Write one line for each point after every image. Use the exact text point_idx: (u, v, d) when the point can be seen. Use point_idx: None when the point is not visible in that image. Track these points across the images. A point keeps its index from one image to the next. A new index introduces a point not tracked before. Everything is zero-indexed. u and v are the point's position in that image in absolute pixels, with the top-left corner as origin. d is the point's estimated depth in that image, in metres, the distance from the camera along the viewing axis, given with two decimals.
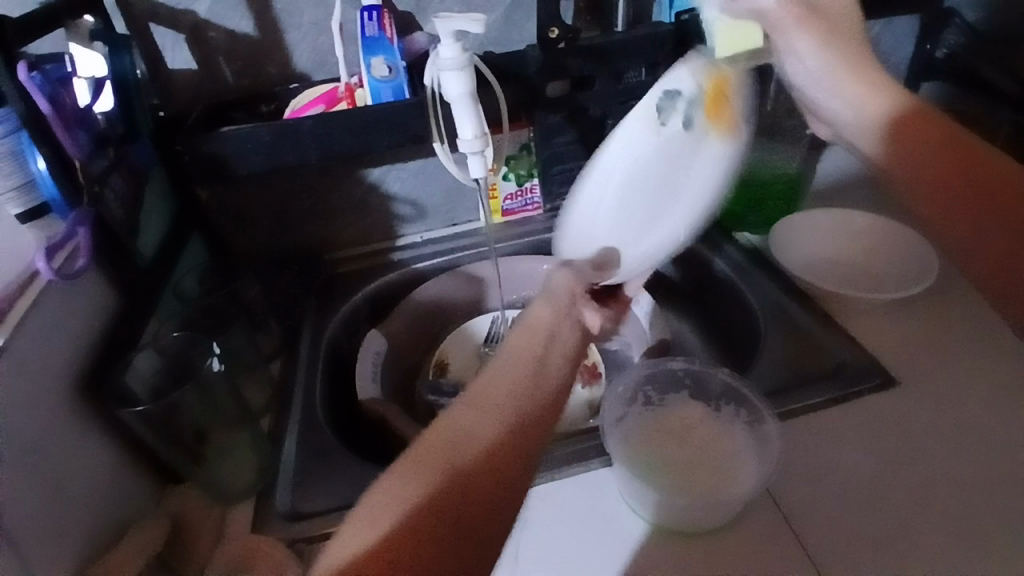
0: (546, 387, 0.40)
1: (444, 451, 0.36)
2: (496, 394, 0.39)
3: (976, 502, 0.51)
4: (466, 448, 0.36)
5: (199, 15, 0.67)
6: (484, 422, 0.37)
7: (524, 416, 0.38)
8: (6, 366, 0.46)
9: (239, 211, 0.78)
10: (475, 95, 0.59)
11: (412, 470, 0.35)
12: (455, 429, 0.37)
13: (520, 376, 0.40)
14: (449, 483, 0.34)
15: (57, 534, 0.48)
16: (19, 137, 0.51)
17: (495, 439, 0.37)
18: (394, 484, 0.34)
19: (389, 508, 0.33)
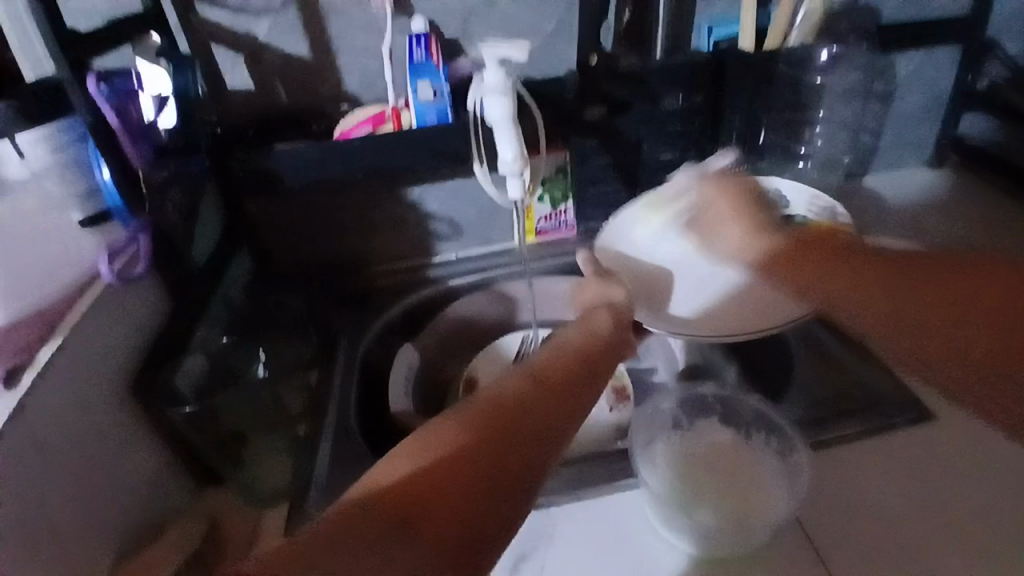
0: (590, 374, 0.47)
1: (493, 406, 0.41)
2: (545, 371, 0.45)
3: (1016, 543, 0.50)
4: (513, 405, 0.41)
5: (257, 38, 0.70)
6: (532, 389, 0.43)
7: (568, 391, 0.44)
8: (66, 361, 0.49)
9: (284, 225, 0.81)
10: (518, 119, 0.61)
11: (469, 418, 0.40)
12: (504, 390, 0.42)
13: (569, 362, 0.47)
14: (495, 433, 0.39)
15: (103, 525, 0.50)
16: (87, 147, 0.55)
17: (541, 404, 0.42)
18: (452, 425, 0.40)
19: (445, 441, 0.39)
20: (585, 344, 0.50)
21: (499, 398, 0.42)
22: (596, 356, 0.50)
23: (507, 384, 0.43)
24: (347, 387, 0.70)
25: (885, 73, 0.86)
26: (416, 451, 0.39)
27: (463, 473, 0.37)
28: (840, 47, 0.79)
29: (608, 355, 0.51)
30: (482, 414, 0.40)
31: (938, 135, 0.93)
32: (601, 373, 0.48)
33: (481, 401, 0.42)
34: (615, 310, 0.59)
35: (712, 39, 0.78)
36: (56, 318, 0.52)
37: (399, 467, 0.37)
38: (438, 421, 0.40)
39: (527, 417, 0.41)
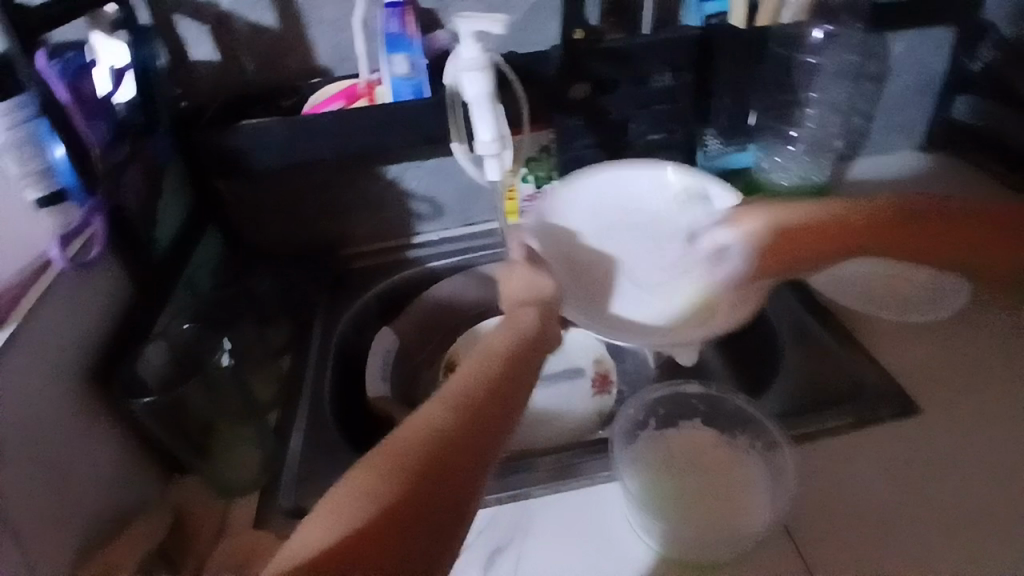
0: (490, 372, 0.46)
1: (411, 445, 0.38)
2: (473, 378, 0.45)
3: (993, 533, 0.49)
4: (432, 440, 0.38)
5: (222, 7, 0.66)
6: (442, 415, 0.40)
7: (467, 396, 0.42)
8: (15, 353, 0.46)
9: (256, 204, 0.78)
10: (496, 95, 0.58)
11: (371, 470, 0.37)
12: (417, 426, 0.39)
13: (472, 372, 0.45)
14: (419, 475, 0.37)
15: (59, 521, 0.48)
16: (37, 122, 0.49)
17: (459, 432, 0.39)
18: (351, 484, 0.37)
19: (349, 510, 0.35)
20: (511, 351, 0.49)
21: (411, 436, 0.39)
22: (517, 363, 0.48)
23: (417, 417, 0.40)
24: (321, 370, 0.69)
25: (877, 54, 0.83)
26: (316, 529, 0.35)
27: (390, 529, 0.34)
28: (833, 26, 0.77)
29: (530, 361, 0.50)
30: (384, 458, 0.37)
31: (928, 117, 0.91)
32: (517, 385, 0.46)
33: (393, 446, 0.38)
34: (546, 307, 0.58)
35: (702, 14, 0.74)
36: (7, 307, 0.48)
37: (317, 532, 0.35)
38: (347, 478, 0.37)
39: (445, 450, 0.38)
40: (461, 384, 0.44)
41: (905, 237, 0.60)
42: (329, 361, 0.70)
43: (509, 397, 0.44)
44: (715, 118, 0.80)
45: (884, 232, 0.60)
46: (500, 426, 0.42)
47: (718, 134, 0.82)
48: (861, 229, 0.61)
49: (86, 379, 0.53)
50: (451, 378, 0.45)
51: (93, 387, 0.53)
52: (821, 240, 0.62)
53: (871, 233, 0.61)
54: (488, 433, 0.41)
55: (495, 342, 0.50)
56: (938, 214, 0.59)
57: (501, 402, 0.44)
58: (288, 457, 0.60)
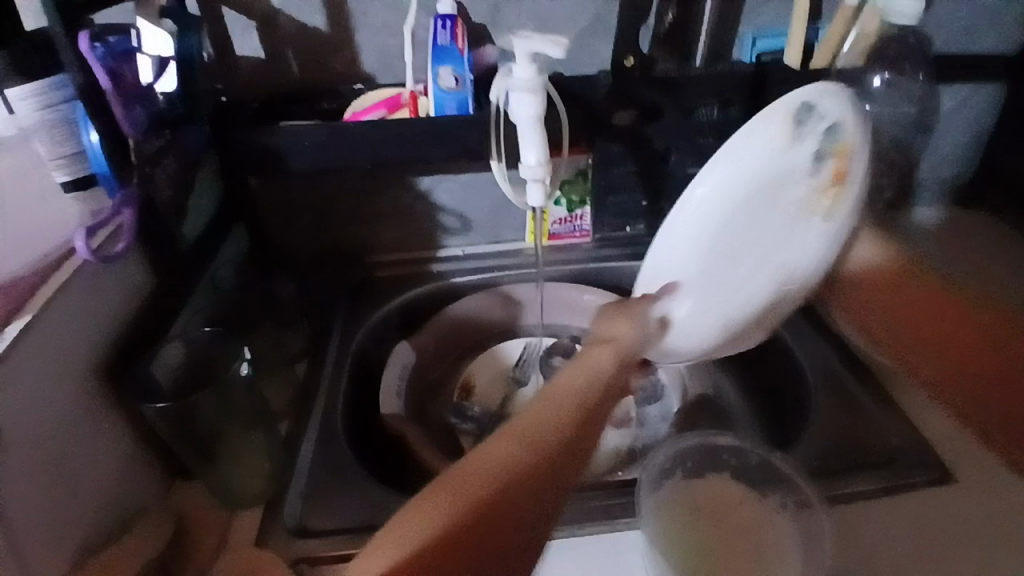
0: (570, 409, 0.39)
1: (472, 491, 0.35)
2: (538, 432, 0.37)
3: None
4: (491, 494, 0.35)
5: (273, 5, 0.65)
6: (517, 461, 0.36)
7: (547, 454, 0.37)
8: (32, 341, 0.45)
9: (287, 204, 0.77)
10: (543, 120, 0.56)
11: (431, 506, 0.35)
12: (487, 469, 0.36)
13: (551, 416, 0.39)
14: (470, 527, 0.34)
15: (59, 521, 0.46)
16: (74, 107, 0.50)
17: (526, 486, 0.35)
18: (411, 519, 0.35)
19: (395, 550, 0.34)
20: (582, 402, 0.40)
21: (482, 482, 0.35)
22: (598, 404, 0.41)
23: (493, 457, 0.36)
24: (337, 380, 0.67)
25: (929, 106, 0.81)
26: (363, 562, 0.34)
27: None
28: (892, 74, 0.76)
29: (611, 401, 0.42)
30: (450, 497, 0.35)
31: (975, 170, 0.88)
32: (597, 433, 0.40)
33: (462, 474, 0.36)
34: (618, 348, 0.47)
35: (755, 51, 0.74)
36: (24, 295, 0.47)
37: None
38: (412, 502, 0.36)
39: (506, 509, 0.35)
40: (545, 421, 0.38)
41: (905, 328, 0.64)
42: (346, 370, 0.69)
43: (583, 450, 0.38)
44: None
45: (915, 332, 0.63)
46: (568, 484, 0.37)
47: None
48: (912, 317, 0.64)
49: (98, 378, 0.51)
50: (527, 410, 0.39)
51: (106, 384, 0.52)
52: (914, 327, 0.64)
53: (917, 352, 0.63)
54: (555, 493, 0.36)
55: (568, 380, 0.42)
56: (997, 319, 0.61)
57: (569, 453, 0.38)
58: (296, 469, 0.58)
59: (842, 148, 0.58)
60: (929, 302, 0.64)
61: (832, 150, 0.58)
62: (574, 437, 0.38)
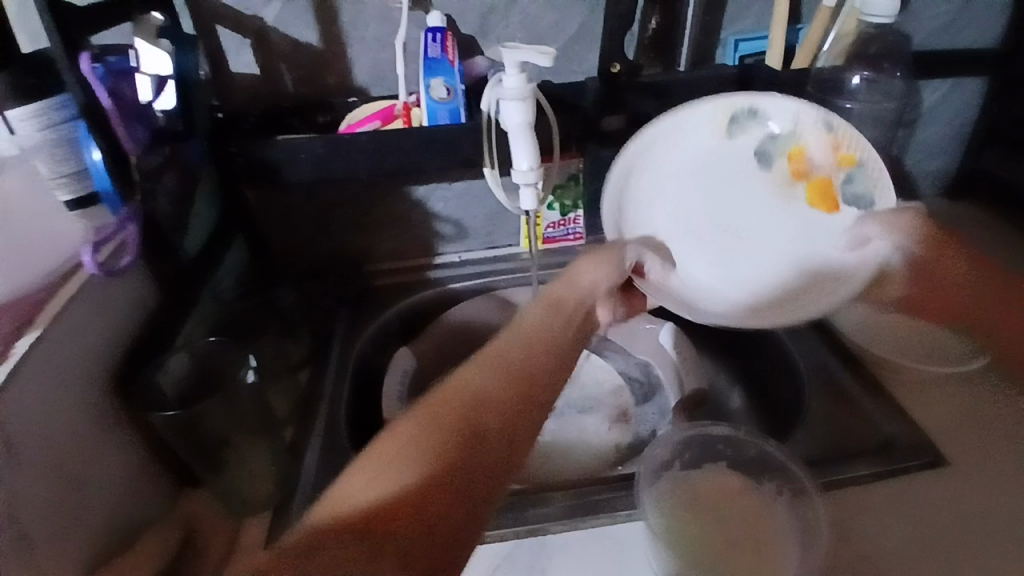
0: (532, 343, 0.46)
1: (457, 408, 0.40)
2: (504, 361, 0.44)
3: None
4: (475, 411, 0.40)
5: (266, 22, 0.67)
6: (494, 387, 0.42)
7: (517, 375, 0.43)
8: (41, 353, 0.47)
9: (285, 216, 0.78)
10: (532, 127, 0.58)
11: (423, 425, 0.39)
12: (467, 391, 0.41)
13: (519, 350, 0.45)
14: (461, 443, 0.38)
15: (70, 530, 0.47)
16: (75, 125, 0.51)
17: (505, 403, 0.41)
18: (404, 438, 0.38)
19: (395, 464, 0.37)
20: (547, 335, 0.47)
21: (464, 401, 0.40)
22: (560, 341, 0.47)
23: (470, 383, 0.42)
24: (339, 386, 0.68)
25: (910, 100, 0.83)
26: (367, 477, 0.36)
27: (430, 490, 0.36)
28: (871, 73, 0.78)
29: (573, 342, 0.48)
30: (438, 416, 0.39)
31: (957, 164, 0.90)
32: (564, 366, 0.46)
33: (439, 402, 0.41)
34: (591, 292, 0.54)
35: (738, 54, 0.76)
36: (30, 312, 0.49)
37: (361, 490, 0.35)
38: (401, 424, 0.40)
39: (489, 419, 0.40)
40: (512, 353, 0.44)
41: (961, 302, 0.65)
42: (348, 376, 0.70)
43: (553, 375, 0.44)
44: None
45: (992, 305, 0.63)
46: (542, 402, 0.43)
47: None
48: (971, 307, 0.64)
49: (105, 390, 0.53)
50: (494, 345, 0.46)
51: (113, 394, 0.53)
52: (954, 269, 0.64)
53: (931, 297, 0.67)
54: (531, 407, 0.42)
55: (528, 325, 0.48)
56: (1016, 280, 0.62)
57: (540, 380, 0.44)
58: (301, 474, 0.59)
59: (796, 145, 0.68)
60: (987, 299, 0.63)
61: (783, 152, 0.68)
62: (542, 368, 0.44)
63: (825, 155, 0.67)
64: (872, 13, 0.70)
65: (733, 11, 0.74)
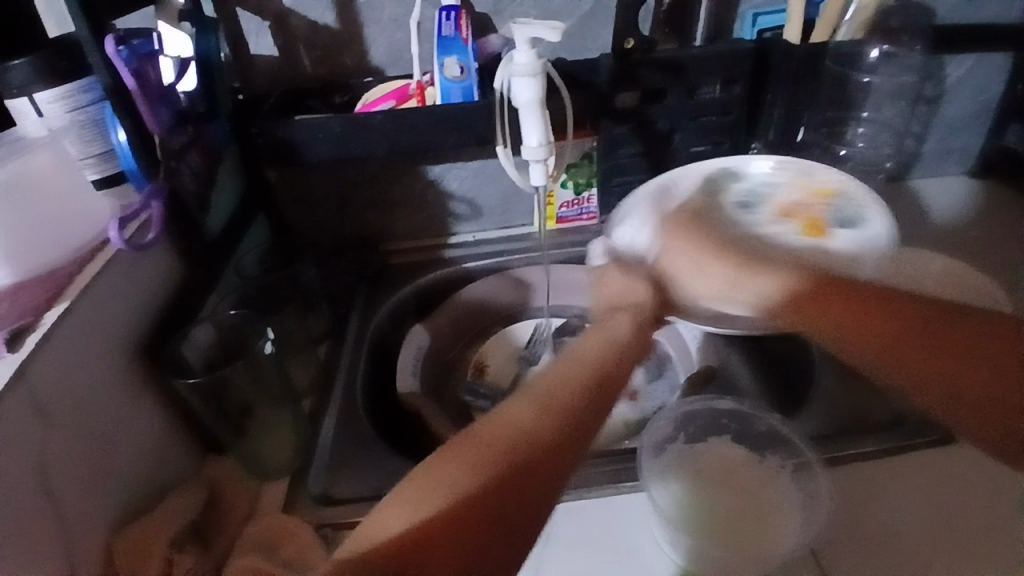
0: (584, 378, 0.45)
1: (497, 443, 0.40)
2: (555, 392, 0.44)
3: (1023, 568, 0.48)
4: (518, 444, 0.41)
5: (284, 3, 0.68)
6: (537, 422, 0.42)
7: (562, 409, 0.42)
8: (69, 323, 0.49)
9: (304, 196, 0.80)
10: (544, 104, 0.58)
11: (464, 456, 0.40)
12: (510, 427, 0.41)
13: (569, 381, 0.45)
14: (502, 475, 0.39)
15: (101, 492, 0.50)
16: (101, 107, 0.56)
17: (548, 442, 0.41)
18: (447, 465, 0.40)
19: (435, 495, 0.38)
20: (601, 366, 0.46)
21: (506, 435, 0.41)
22: (610, 374, 0.46)
23: (512, 416, 0.42)
24: (356, 361, 0.70)
25: (934, 75, 0.81)
26: (408, 502, 0.38)
27: (466, 519, 0.37)
28: (891, 46, 0.76)
29: (625, 375, 0.47)
30: (479, 449, 0.40)
31: (983, 141, 0.87)
32: (610, 402, 0.45)
33: (484, 433, 0.41)
34: (641, 313, 0.53)
35: (756, 30, 0.74)
36: (60, 285, 0.50)
37: (402, 516, 0.38)
38: (445, 450, 0.41)
39: (530, 458, 0.40)
40: (559, 387, 0.44)
41: (920, 349, 0.49)
42: (364, 352, 0.72)
43: (598, 410, 0.44)
44: (763, 131, 0.79)
45: (913, 346, 0.50)
46: (586, 440, 0.42)
47: (766, 148, 0.80)
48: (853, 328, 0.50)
49: (133, 360, 0.55)
50: (544, 376, 0.46)
51: (142, 364, 0.56)
52: (859, 314, 0.51)
53: (867, 332, 0.50)
54: (576, 444, 0.42)
55: (583, 356, 0.47)
56: (943, 314, 0.50)
57: (586, 415, 0.43)
58: (319, 444, 0.61)
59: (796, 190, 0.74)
60: (838, 300, 0.51)
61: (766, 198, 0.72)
62: (591, 397, 0.44)
63: (805, 197, 0.72)
64: None
65: None
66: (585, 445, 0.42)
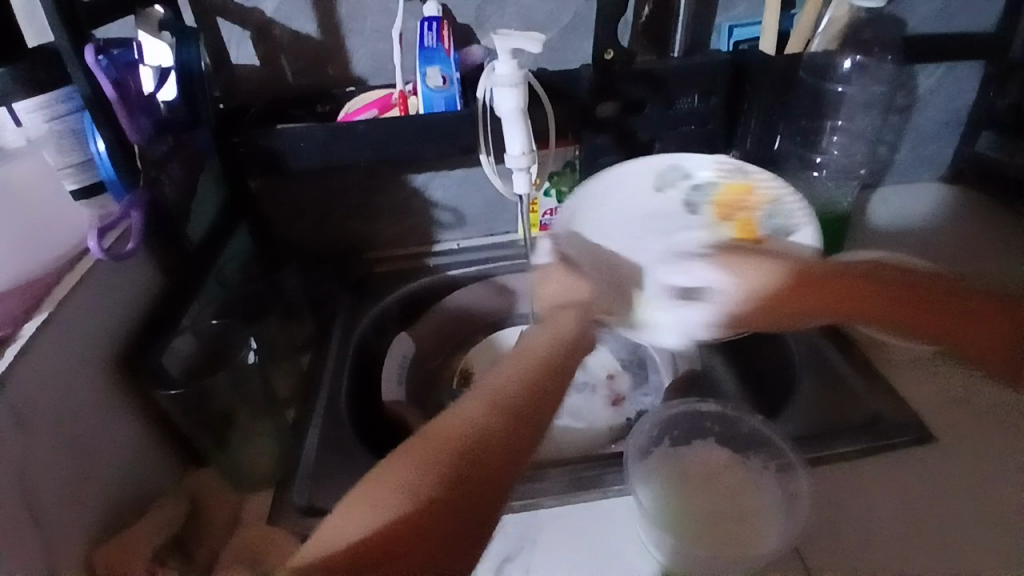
0: (531, 368, 0.47)
1: (452, 439, 0.42)
2: (506, 393, 0.45)
3: (994, 564, 0.49)
4: (472, 439, 0.42)
5: (266, 14, 0.68)
6: (488, 416, 0.43)
7: (512, 401, 0.44)
8: (48, 335, 0.48)
9: (287, 206, 0.80)
10: (526, 113, 0.59)
11: (419, 456, 0.41)
12: (463, 423, 0.43)
13: (517, 373, 0.47)
14: (454, 472, 0.41)
15: (80, 507, 0.49)
16: (81, 117, 0.55)
17: (502, 433, 0.43)
18: (403, 466, 0.41)
19: (391, 497, 0.40)
20: (549, 359, 0.48)
21: (461, 431, 0.42)
22: (558, 365, 0.48)
23: (464, 413, 0.43)
24: (339, 370, 0.70)
25: (905, 85, 0.83)
26: (367, 502, 0.40)
27: (422, 523, 0.39)
28: (863, 56, 0.78)
29: (573, 364, 0.49)
30: (433, 447, 0.42)
31: (955, 148, 0.90)
32: (559, 392, 0.47)
33: (439, 434, 0.43)
34: (584, 310, 0.54)
35: (731, 40, 0.77)
36: (37, 297, 0.50)
37: (356, 520, 0.39)
38: (399, 451, 0.42)
39: (485, 450, 0.42)
40: (510, 380, 0.46)
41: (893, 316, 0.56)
42: (348, 361, 0.71)
43: (548, 399, 0.46)
44: (741, 141, 0.81)
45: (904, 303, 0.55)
46: (539, 427, 0.44)
47: (744, 157, 0.82)
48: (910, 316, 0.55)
49: (112, 372, 0.54)
50: (497, 370, 0.47)
51: (122, 376, 0.55)
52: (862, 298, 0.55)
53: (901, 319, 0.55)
54: (530, 430, 0.44)
55: (530, 350, 0.49)
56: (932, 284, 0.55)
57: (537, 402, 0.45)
58: (303, 453, 0.61)
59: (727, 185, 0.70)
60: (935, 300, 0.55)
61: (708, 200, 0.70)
62: (536, 395, 0.45)
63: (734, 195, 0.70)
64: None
65: None
66: (539, 432, 0.44)
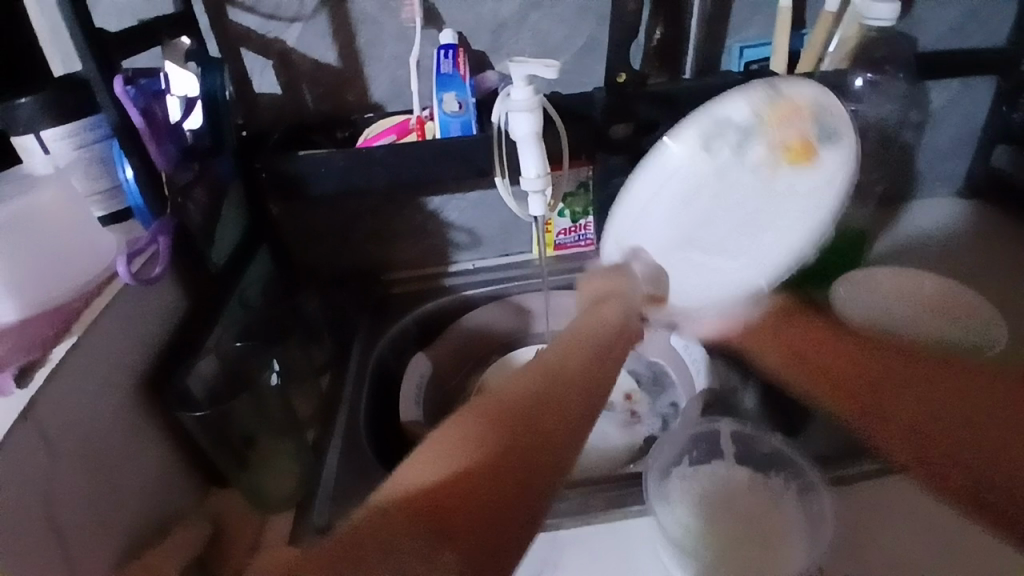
0: (591, 343, 0.46)
1: (513, 402, 0.40)
2: (558, 366, 0.43)
3: None
4: (530, 403, 0.40)
5: (288, 43, 0.71)
6: (542, 382, 0.42)
7: (568, 372, 0.43)
8: (77, 358, 0.49)
9: (307, 229, 0.82)
10: (542, 136, 0.60)
11: (477, 419, 0.40)
12: (519, 389, 0.41)
13: (573, 349, 0.45)
14: (515, 435, 0.39)
15: (106, 528, 0.50)
16: (109, 144, 0.57)
17: (560, 401, 0.41)
18: (461, 427, 0.39)
19: (453, 456, 0.38)
20: (602, 338, 0.47)
21: (518, 394, 0.41)
22: (613, 347, 0.47)
23: (519, 380, 0.42)
24: (358, 391, 0.71)
25: (918, 102, 0.84)
26: (431, 457, 0.38)
27: (486, 481, 0.37)
28: (875, 74, 0.77)
29: (626, 347, 0.48)
30: (495, 410, 0.40)
31: (970, 164, 0.90)
32: (613, 371, 0.45)
33: (497, 402, 0.41)
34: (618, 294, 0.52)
35: (743, 61, 0.77)
36: (67, 319, 0.51)
37: (425, 471, 0.37)
38: (458, 417, 0.40)
39: (545, 416, 0.40)
40: (563, 355, 0.44)
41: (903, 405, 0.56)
42: (366, 382, 0.72)
43: (606, 374, 0.44)
44: None
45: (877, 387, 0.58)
46: (595, 398, 0.43)
47: None
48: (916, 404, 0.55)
49: (137, 394, 0.56)
50: (553, 345, 0.46)
51: (146, 397, 0.56)
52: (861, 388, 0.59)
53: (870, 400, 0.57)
54: (587, 402, 0.42)
55: (580, 330, 0.48)
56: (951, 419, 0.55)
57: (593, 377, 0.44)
58: (323, 474, 0.61)
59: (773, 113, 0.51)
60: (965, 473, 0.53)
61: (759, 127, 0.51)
62: (590, 372, 0.44)
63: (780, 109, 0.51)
64: (872, 17, 0.69)
65: (737, 20, 0.76)
66: (596, 405, 0.43)
